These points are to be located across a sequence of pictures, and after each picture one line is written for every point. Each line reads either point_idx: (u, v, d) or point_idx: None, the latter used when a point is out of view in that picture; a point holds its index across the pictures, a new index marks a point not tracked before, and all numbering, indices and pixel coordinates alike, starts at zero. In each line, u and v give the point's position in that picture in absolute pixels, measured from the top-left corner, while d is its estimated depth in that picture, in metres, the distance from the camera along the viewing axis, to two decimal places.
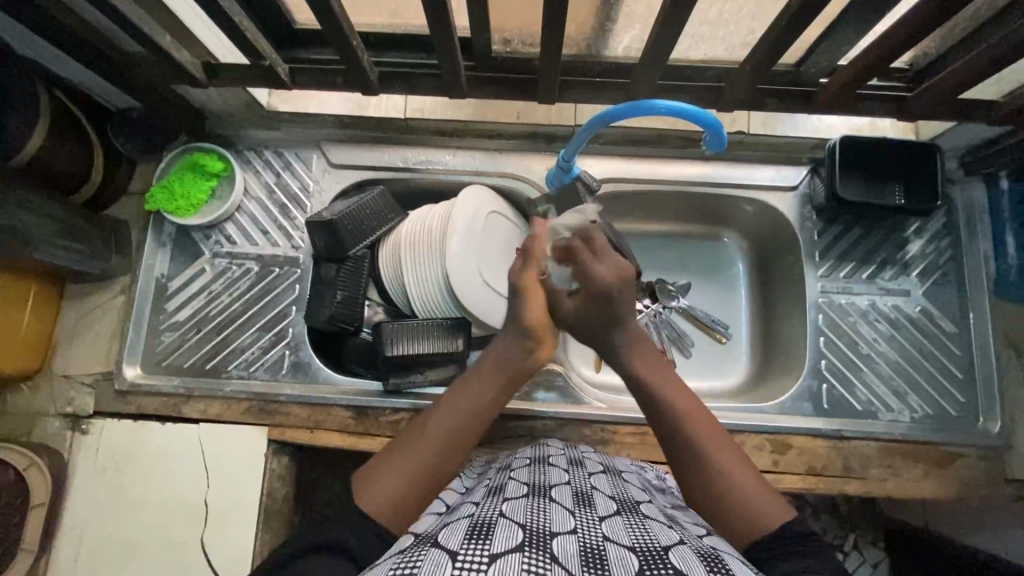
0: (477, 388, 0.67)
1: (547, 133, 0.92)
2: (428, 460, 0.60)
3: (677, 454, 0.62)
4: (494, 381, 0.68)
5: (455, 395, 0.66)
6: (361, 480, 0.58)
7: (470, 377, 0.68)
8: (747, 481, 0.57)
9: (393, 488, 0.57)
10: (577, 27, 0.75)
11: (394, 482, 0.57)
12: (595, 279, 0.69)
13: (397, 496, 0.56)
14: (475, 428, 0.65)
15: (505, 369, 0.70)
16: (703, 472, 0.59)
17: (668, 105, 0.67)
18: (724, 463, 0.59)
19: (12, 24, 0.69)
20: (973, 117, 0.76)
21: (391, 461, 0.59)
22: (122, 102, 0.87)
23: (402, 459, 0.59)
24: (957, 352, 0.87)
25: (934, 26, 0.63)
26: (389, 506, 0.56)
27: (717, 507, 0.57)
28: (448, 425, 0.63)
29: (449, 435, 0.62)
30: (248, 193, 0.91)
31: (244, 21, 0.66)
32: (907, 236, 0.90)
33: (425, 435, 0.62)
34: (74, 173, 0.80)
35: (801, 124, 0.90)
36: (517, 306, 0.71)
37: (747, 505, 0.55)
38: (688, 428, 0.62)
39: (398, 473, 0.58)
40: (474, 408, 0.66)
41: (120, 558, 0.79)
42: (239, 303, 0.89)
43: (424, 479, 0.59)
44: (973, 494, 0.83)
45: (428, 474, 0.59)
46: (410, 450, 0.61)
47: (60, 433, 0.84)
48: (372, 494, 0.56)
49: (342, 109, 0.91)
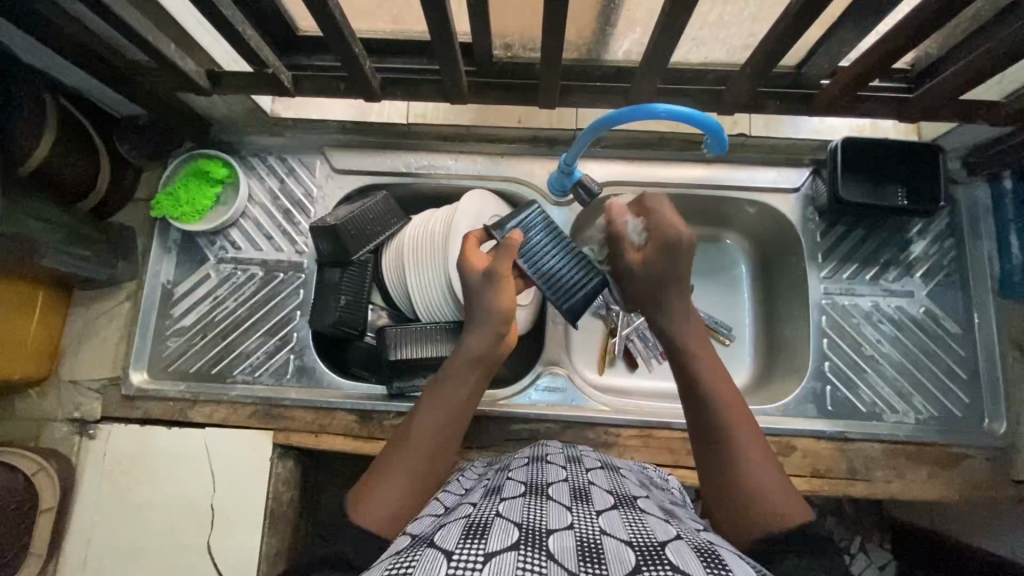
0: (453, 390, 0.68)
1: (549, 137, 0.93)
2: (417, 468, 0.61)
3: (707, 430, 0.63)
4: (469, 374, 0.69)
5: (430, 401, 0.67)
6: (354, 501, 0.58)
7: (443, 379, 0.69)
8: (771, 473, 0.58)
9: (388, 503, 0.57)
10: (578, 31, 0.75)
11: (389, 497, 0.58)
12: (664, 233, 0.72)
13: (392, 511, 0.57)
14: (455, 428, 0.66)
15: (480, 365, 0.70)
16: (730, 455, 0.60)
17: (669, 109, 0.67)
18: (752, 451, 0.60)
19: (18, 34, 0.70)
20: (975, 117, 0.76)
21: (385, 475, 0.60)
22: (129, 110, 0.88)
23: (392, 472, 0.60)
24: (961, 353, 0.87)
25: (933, 27, 0.63)
26: (386, 520, 0.56)
27: (738, 488, 0.58)
28: (427, 431, 0.64)
29: (432, 440, 0.63)
30: (252, 199, 0.92)
31: (247, 29, 0.67)
32: (910, 237, 0.90)
33: (411, 439, 0.63)
34: (81, 180, 0.81)
35: (802, 125, 0.92)
36: (489, 298, 0.71)
37: (765, 495, 0.56)
38: (727, 411, 0.63)
39: (391, 486, 0.58)
40: (450, 412, 0.67)
41: (127, 563, 0.80)
42: (244, 308, 0.90)
43: (415, 488, 0.60)
44: (979, 495, 0.82)
45: (419, 484, 0.60)
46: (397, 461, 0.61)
47: (67, 438, 0.85)
48: (369, 509, 0.56)
49: (345, 116, 0.94)
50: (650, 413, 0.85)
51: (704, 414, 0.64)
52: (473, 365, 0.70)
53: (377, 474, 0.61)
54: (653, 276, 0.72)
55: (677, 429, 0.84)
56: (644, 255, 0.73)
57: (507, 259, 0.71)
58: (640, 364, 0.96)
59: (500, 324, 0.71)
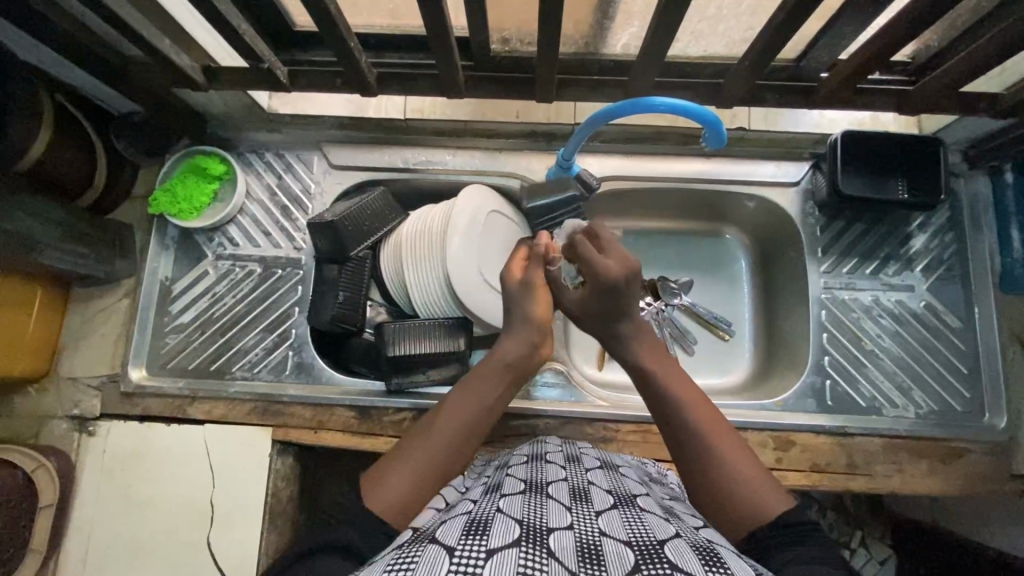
0: (486, 390, 0.68)
1: (547, 132, 0.92)
2: (437, 461, 0.61)
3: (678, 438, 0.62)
4: (499, 378, 0.70)
5: (459, 397, 0.67)
6: (367, 485, 0.58)
7: (476, 376, 0.69)
8: (744, 460, 0.58)
9: (405, 491, 0.57)
10: (575, 25, 0.75)
11: (406, 485, 0.58)
12: (597, 271, 0.69)
13: (406, 499, 0.57)
14: (482, 426, 0.66)
15: (510, 370, 0.71)
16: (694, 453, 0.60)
17: (666, 103, 0.67)
18: (724, 448, 0.59)
19: (13, 31, 0.69)
20: (976, 110, 0.75)
21: (402, 465, 0.60)
22: (125, 106, 0.88)
23: (412, 461, 0.60)
24: (961, 347, 0.87)
25: (933, 18, 0.62)
26: (400, 509, 0.56)
27: (715, 494, 0.57)
28: (458, 423, 0.64)
29: (460, 434, 0.64)
30: (250, 195, 0.92)
31: (242, 24, 0.67)
32: (911, 230, 0.89)
33: (434, 431, 0.63)
34: (79, 177, 0.81)
35: (802, 119, 0.89)
36: (524, 302, 0.73)
37: (743, 489, 0.56)
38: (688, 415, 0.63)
39: (408, 475, 0.59)
40: (483, 411, 0.67)
41: (128, 559, 0.80)
42: (243, 304, 0.90)
43: (433, 480, 0.60)
44: (978, 489, 0.82)
45: (438, 478, 0.60)
46: (419, 451, 0.61)
47: (68, 435, 0.85)
48: (381, 497, 0.56)
49: (343, 111, 0.91)
50: (649, 409, 0.85)
51: (668, 415, 0.64)
52: (505, 367, 0.71)
53: (393, 462, 0.61)
54: (604, 309, 0.71)
55: None
56: (586, 290, 0.72)
57: (546, 266, 0.75)
58: None
59: (535, 333, 0.73)
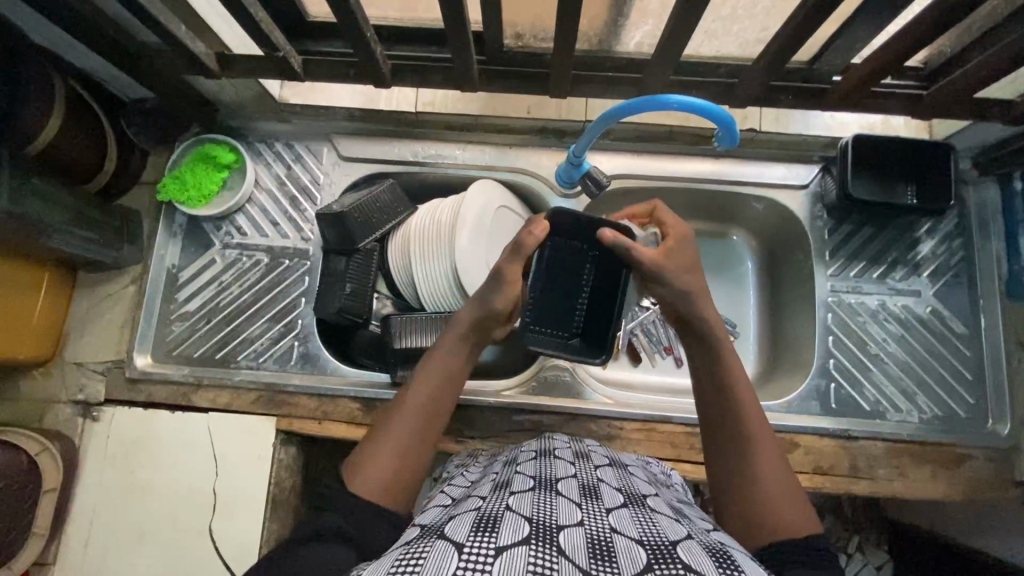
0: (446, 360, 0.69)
1: (557, 129, 0.92)
2: (411, 441, 0.62)
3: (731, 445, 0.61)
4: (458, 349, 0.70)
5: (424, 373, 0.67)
6: (349, 471, 0.60)
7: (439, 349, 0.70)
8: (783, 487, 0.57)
9: (385, 476, 0.59)
10: (589, 22, 0.75)
11: (388, 466, 0.60)
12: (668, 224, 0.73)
13: (387, 480, 0.59)
14: (450, 402, 0.67)
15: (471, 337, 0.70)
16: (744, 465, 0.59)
17: (681, 100, 0.67)
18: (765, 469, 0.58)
19: (28, 13, 0.69)
20: (988, 117, 0.75)
21: (379, 449, 0.61)
22: (136, 92, 0.88)
23: (387, 444, 0.61)
24: (966, 353, 0.87)
25: (949, 24, 0.63)
26: (384, 492, 0.58)
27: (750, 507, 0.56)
28: (424, 404, 0.65)
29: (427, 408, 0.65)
30: (259, 184, 0.92)
31: (258, 11, 0.66)
32: (919, 236, 0.89)
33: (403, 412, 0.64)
34: (88, 161, 0.81)
35: (812, 121, 0.90)
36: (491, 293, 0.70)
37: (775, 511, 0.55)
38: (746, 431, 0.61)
39: (387, 458, 0.60)
40: (446, 381, 0.68)
41: (129, 544, 0.80)
42: (249, 294, 0.90)
43: (409, 458, 0.61)
44: (980, 495, 0.82)
45: (415, 458, 0.62)
46: (393, 436, 0.62)
47: (71, 420, 0.85)
48: (364, 482, 0.58)
49: (353, 103, 0.92)
50: (652, 407, 0.85)
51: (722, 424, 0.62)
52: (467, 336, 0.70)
53: (371, 445, 0.62)
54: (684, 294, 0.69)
55: (680, 424, 0.84)
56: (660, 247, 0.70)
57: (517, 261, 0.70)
58: (644, 358, 0.96)
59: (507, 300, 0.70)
